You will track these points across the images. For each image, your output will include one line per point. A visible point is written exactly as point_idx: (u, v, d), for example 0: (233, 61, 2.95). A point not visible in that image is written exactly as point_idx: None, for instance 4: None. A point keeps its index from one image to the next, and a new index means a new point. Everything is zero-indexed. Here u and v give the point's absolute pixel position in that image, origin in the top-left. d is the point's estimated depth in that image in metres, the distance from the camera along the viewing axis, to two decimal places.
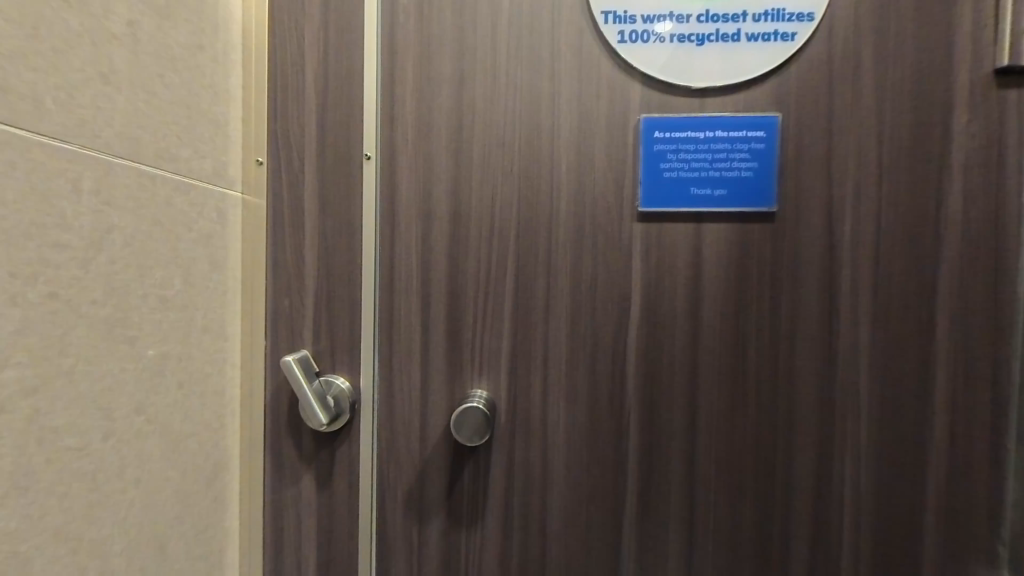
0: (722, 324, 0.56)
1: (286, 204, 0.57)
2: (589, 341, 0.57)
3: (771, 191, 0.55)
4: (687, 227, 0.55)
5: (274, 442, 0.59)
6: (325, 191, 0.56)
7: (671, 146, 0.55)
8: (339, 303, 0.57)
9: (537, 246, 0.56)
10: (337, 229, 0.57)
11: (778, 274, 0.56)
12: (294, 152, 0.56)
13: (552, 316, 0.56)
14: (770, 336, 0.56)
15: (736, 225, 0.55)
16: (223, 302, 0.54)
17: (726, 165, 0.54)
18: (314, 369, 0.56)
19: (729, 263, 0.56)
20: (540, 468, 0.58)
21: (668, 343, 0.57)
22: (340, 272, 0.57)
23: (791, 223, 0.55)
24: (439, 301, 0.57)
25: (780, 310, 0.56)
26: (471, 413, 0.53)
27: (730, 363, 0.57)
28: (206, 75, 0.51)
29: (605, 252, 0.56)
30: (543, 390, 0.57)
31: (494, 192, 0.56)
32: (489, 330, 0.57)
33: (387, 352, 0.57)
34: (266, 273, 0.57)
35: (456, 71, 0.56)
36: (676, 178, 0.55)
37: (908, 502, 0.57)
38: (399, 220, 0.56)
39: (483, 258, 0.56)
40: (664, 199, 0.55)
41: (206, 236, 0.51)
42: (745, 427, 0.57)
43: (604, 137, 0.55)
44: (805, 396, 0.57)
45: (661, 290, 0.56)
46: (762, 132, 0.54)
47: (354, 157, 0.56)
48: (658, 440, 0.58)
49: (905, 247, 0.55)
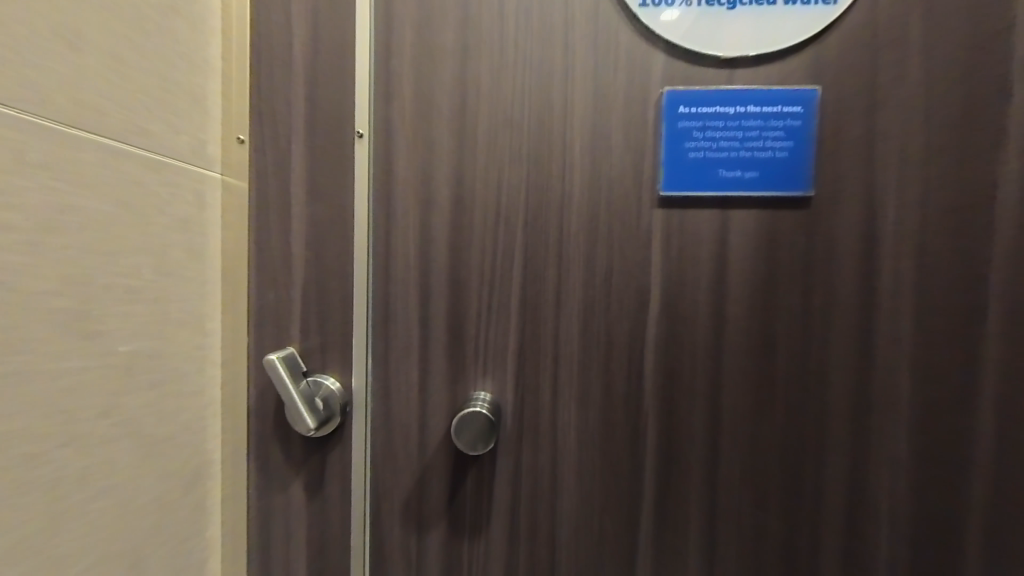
0: (750, 320, 0.51)
1: (270, 186, 0.51)
2: (604, 338, 0.52)
3: (806, 173, 0.49)
4: (713, 213, 0.50)
5: (260, 447, 0.54)
6: (314, 172, 0.51)
7: (697, 122, 0.49)
8: (331, 296, 0.52)
9: (548, 232, 0.51)
10: (326, 214, 0.51)
11: (813, 265, 0.51)
12: (279, 130, 0.51)
13: (563, 311, 0.51)
14: (802, 333, 0.51)
15: (767, 212, 0.50)
16: (202, 294, 0.49)
17: (758, 144, 0.49)
18: (301, 369, 0.52)
19: (758, 253, 0.51)
20: (549, 475, 0.53)
21: (689, 341, 0.52)
22: (331, 261, 0.52)
23: (827, 210, 0.50)
24: (440, 294, 0.52)
25: (813, 305, 0.51)
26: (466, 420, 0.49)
27: (758, 362, 0.52)
28: (181, 41, 0.46)
29: (623, 242, 0.51)
30: (553, 391, 0.52)
31: (500, 173, 0.51)
32: (493, 325, 0.52)
33: (382, 350, 0.52)
34: (249, 262, 0.52)
35: (458, 40, 0.50)
36: (701, 158, 0.49)
37: (948, 514, 0.52)
38: (395, 205, 0.51)
39: (488, 246, 0.51)
40: (689, 182, 0.50)
41: (182, 221, 0.46)
42: (772, 433, 0.53)
43: (622, 112, 0.50)
44: (838, 400, 0.52)
45: (683, 283, 0.51)
46: (797, 107, 0.49)
47: (345, 134, 0.51)
48: (676, 446, 0.53)
49: (953, 236, 0.50)
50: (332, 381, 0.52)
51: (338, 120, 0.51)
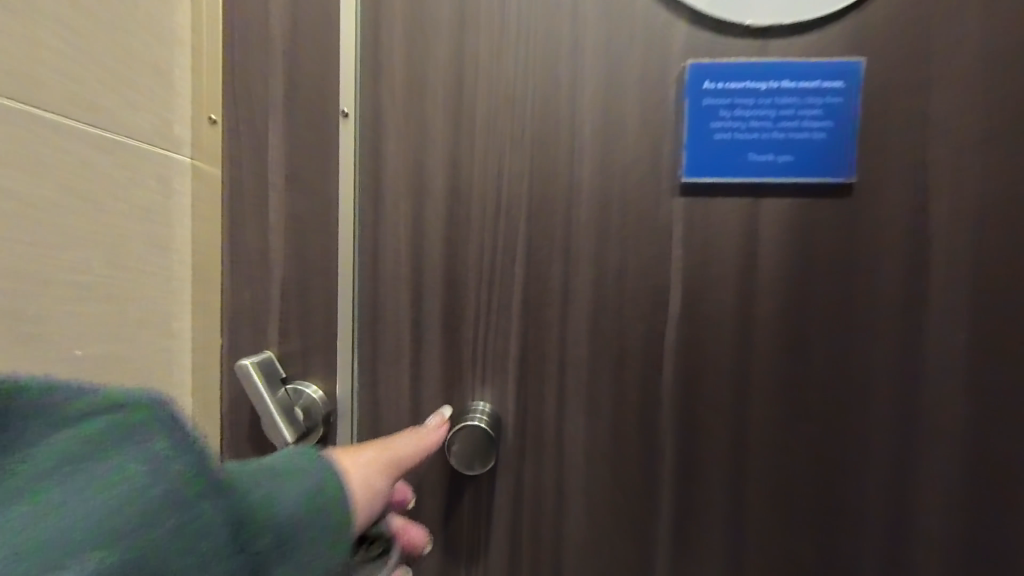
0: (782, 323, 0.46)
1: (245, 172, 0.46)
2: (617, 342, 0.46)
3: (848, 157, 0.44)
4: (740, 202, 0.45)
5: (236, 460, 0.49)
6: (293, 156, 0.46)
7: (724, 99, 0.44)
8: (312, 295, 0.47)
9: (554, 224, 0.45)
10: (307, 203, 0.46)
11: (853, 262, 0.45)
12: (255, 109, 0.46)
13: (572, 312, 0.46)
14: (840, 337, 0.46)
15: (802, 201, 0.44)
16: (168, 291, 0.44)
17: (794, 124, 0.44)
18: (279, 375, 0.46)
19: (791, 247, 0.45)
20: (554, 494, 0.48)
21: (713, 346, 0.46)
22: (312, 256, 0.46)
23: (870, 199, 0.44)
24: (433, 293, 0.46)
25: (853, 306, 0.45)
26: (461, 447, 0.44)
27: (790, 370, 0.46)
28: (141, 7, 0.41)
29: (639, 234, 0.45)
30: (559, 402, 0.47)
31: (501, 157, 0.45)
32: (493, 327, 0.46)
33: (368, 355, 0.47)
34: (223, 256, 0.47)
35: (454, 7, 0.45)
36: (728, 139, 0.44)
37: (1005, 543, 0.46)
38: (383, 193, 0.46)
39: (487, 239, 0.45)
40: (714, 167, 0.44)
41: (142, 210, 0.41)
42: (806, 449, 0.47)
43: (639, 88, 0.44)
44: (881, 414, 0.46)
45: (706, 281, 0.46)
46: (839, 83, 0.43)
47: (328, 113, 0.45)
48: (697, 463, 0.47)
49: (1017, 229, 0.44)
50: (312, 391, 0.47)
51: (320, 98, 0.45)
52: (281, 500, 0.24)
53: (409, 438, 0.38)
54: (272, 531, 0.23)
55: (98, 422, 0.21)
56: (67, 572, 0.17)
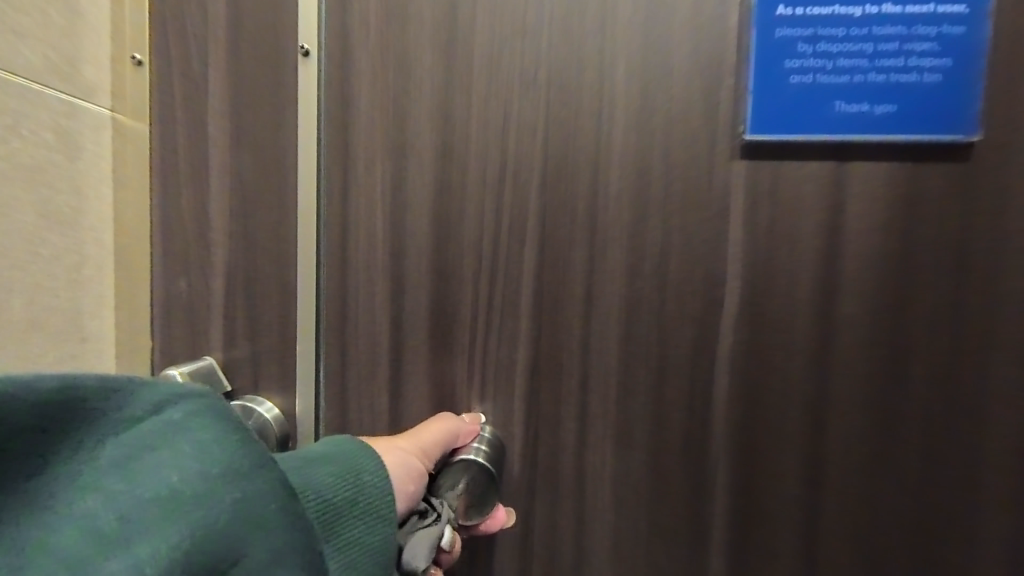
0: (872, 326, 0.35)
1: (183, 129, 0.36)
2: (655, 350, 0.36)
3: (968, 107, 0.33)
4: (821, 168, 0.34)
5: None
6: (241, 109, 0.36)
7: (804, 29, 0.33)
8: (264, 287, 0.36)
9: (575, 197, 0.35)
10: (258, 169, 0.36)
11: (972, 246, 0.34)
12: (192, 49, 0.36)
13: (597, 311, 0.35)
14: (953, 346, 0.35)
15: (904, 166, 0.34)
16: (76, 282, 0.34)
17: (897, 62, 0.33)
18: (222, 389, 0.37)
19: (886, 229, 0.34)
20: (573, 544, 0.38)
21: (779, 356, 0.36)
22: (264, 237, 0.36)
23: (997, 163, 0.33)
24: (417, 285, 0.36)
25: (969, 307, 0.34)
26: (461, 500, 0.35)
27: (882, 388, 0.35)
28: None
29: (688, 209, 0.35)
30: (579, 427, 0.36)
31: (506, 108, 0.34)
32: (495, 329, 0.36)
33: (335, 364, 0.37)
34: (154, 236, 0.37)
35: None
36: (807, 84, 0.33)
37: None
38: (354, 156, 0.35)
39: (487, 215, 0.35)
40: (788, 120, 0.34)
41: (38, 173, 0.31)
42: (902, 494, 0.36)
43: (692, 16, 0.34)
44: (1007, 449, 0.35)
45: (773, 271, 0.35)
46: (958, 7, 0.32)
47: (284, 53, 0.35)
48: (757, 506, 0.37)
49: None
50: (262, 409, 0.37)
51: (274, 32, 0.35)
52: (323, 476, 0.24)
53: (431, 427, 0.33)
54: (319, 505, 0.23)
55: (210, 401, 0.20)
56: (206, 526, 0.17)
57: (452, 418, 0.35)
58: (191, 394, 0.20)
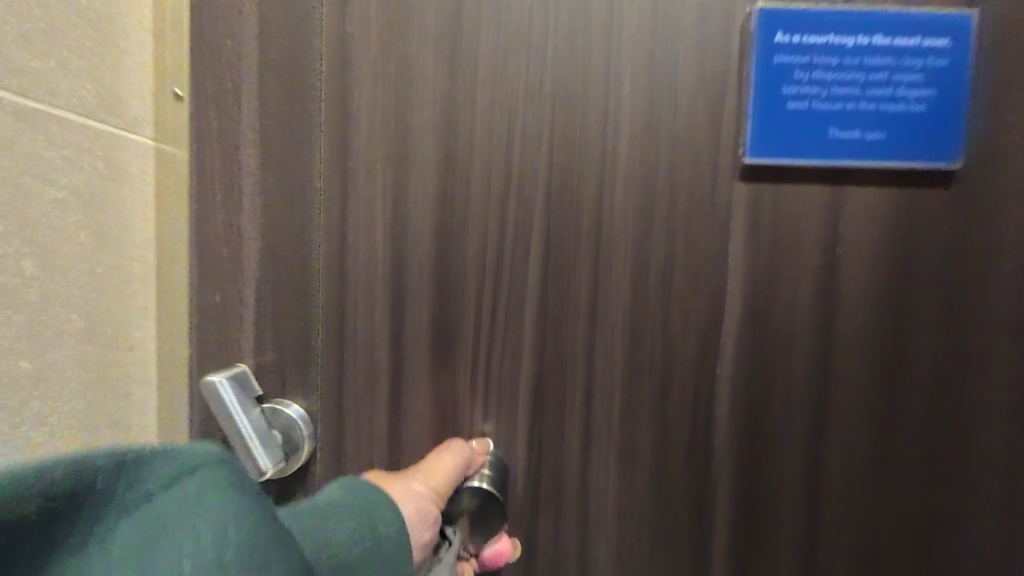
0: (867, 344, 0.36)
1: (169, 136, 0.34)
2: (659, 367, 0.36)
3: (952, 136, 0.34)
4: (818, 188, 0.35)
5: None
6: (233, 119, 0.34)
7: (801, 57, 0.33)
8: (257, 304, 0.35)
9: (581, 214, 0.34)
10: (251, 181, 0.34)
11: (958, 265, 0.35)
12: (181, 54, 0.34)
13: (602, 328, 0.35)
14: (942, 363, 0.36)
15: (896, 188, 0.35)
16: None
17: (887, 92, 0.34)
18: (253, 394, 0.34)
19: (879, 249, 0.35)
20: (577, 564, 0.37)
21: (779, 374, 0.36)
22: (257, 252, 0.35)
23: (981, 186, 0.35)
24: (418, 303, 0.34)
25: (957, 325, 0.35)
26: (461, 527, 0.35)
27: (876, 405, 0.36)
28: None
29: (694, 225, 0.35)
30: (583, 446, 0.36)
31: (511, 123, 0.34)
32: (499, 345, 0.35)
33: (331, 384, 0.35)
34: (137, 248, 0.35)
35: None
36: (804, 110, 0.34)
37: None
38: (354, 169, 0.34)
39: (492, 231, 0.34)
40: (786, 145, 0.34)
41: None
42: (897, 509, 0.37)
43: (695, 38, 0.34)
44: (993, 462, 0.36)
45: (773, 289, 0.35)
46: (943, 39, 0.34)
47: (280, 63, 0.34)
48: (759, 523, 0.37)
49: None
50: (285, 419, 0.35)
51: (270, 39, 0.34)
52: (339, 529, 0.23)
53: (442, 461, 0.32)
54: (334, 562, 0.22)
55: (203, 472, 0.19)
56: None
57: (461, 445, 0.34)
58: (186, 459, 0.19)
